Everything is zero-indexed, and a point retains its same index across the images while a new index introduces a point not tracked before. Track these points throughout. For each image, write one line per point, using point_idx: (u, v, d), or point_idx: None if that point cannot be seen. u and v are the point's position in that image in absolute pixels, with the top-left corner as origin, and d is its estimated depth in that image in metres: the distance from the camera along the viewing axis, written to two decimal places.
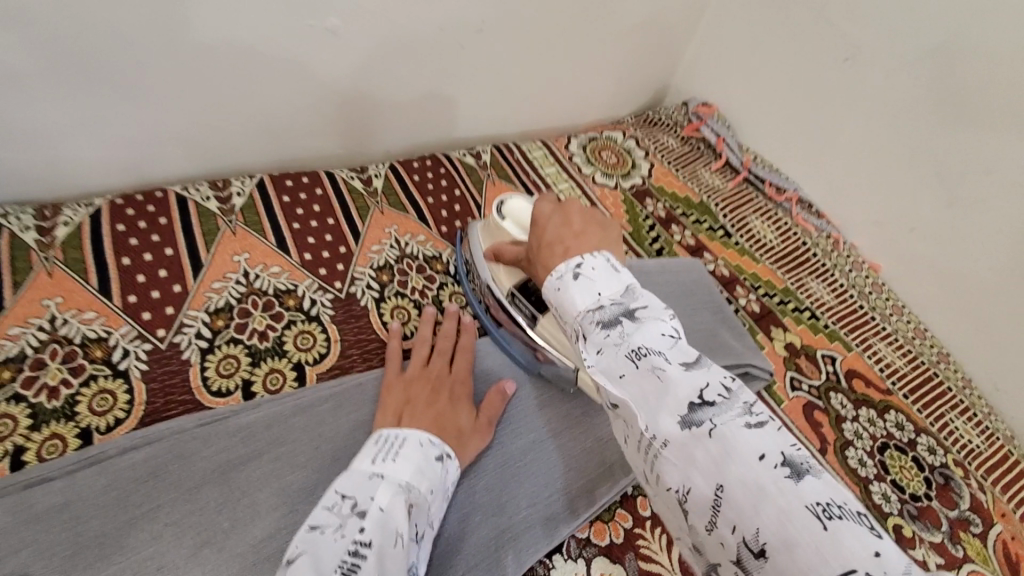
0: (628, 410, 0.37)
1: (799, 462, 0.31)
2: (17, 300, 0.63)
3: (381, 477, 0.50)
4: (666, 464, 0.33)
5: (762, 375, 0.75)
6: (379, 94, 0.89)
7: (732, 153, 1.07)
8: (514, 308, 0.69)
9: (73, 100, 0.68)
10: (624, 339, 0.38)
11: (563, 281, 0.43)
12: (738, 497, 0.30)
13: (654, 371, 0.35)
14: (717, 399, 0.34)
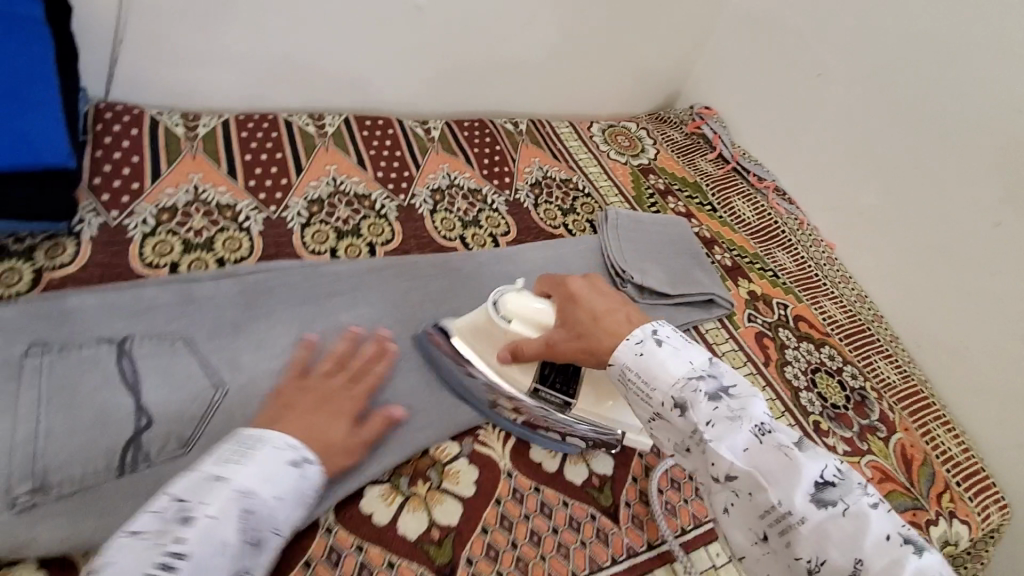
0: (754, 482, 0.50)
1: (912, 539, 0.47)
2: (170, 171, 0.84)
3: (220, 482, 0.49)
4: (805, 536, 0.48)
5: (723, 306, 0.94)
6: (446, 64, 1.12)
7: (725, 147, 1.29)
8: (540, 401, 0.69)
9: (225, 35, 0.92)
10: (740, 416, 0.52)
11: (655, 351, 0.56)
12: (876, 567, 0.45)
13: (779, 450, 0.50)
14: (835, 481, 0.49)
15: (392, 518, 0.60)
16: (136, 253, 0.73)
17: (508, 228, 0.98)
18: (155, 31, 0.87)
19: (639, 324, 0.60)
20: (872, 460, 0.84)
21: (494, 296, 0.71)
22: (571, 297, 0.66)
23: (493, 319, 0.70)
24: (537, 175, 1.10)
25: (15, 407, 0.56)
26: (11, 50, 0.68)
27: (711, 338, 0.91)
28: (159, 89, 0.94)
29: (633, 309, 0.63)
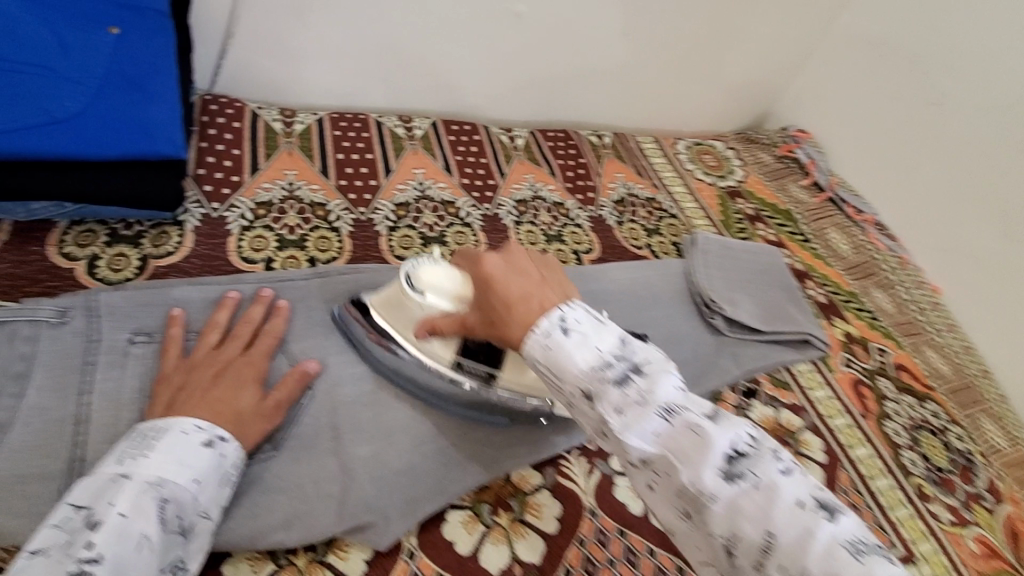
0: (665, 463, 0.41)
1: (828, 503, 0.38)
2: (268, 166, 0.85)
3: (127, 478, 0.44)
4: (714, 514, 0.38)
5: (819, 347, 0.89)
6: (535, 73, 1.11)
7: (821, 174, 1.21)
8: (464, 373, 0.63)
9: (327, 35, 0.93)
10: (646, 398, 0.42)
11: (554, 337, 0.45)
12: (786, 541, 0.36)
13: (687, 425, 0.40)
14: (747, 450, 0.40)
15: (474, 548, 0.58)
16: (234, 246, 0.75)
17: (591, 246, 0.95)
18: (262, 27, 0.89)
19: (548, 305, 0.47)
20: (978, 533, 0.76)
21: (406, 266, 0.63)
22: (478, 274, 0.51)
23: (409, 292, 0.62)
24: (621, 192, 1.06)
25: (118, 393, 0.55)
26: (138, 43, 0.70)
27: (804, 381, 0.86)
28: (259, 83, 0.96)
29: (547, 286, 0.49)
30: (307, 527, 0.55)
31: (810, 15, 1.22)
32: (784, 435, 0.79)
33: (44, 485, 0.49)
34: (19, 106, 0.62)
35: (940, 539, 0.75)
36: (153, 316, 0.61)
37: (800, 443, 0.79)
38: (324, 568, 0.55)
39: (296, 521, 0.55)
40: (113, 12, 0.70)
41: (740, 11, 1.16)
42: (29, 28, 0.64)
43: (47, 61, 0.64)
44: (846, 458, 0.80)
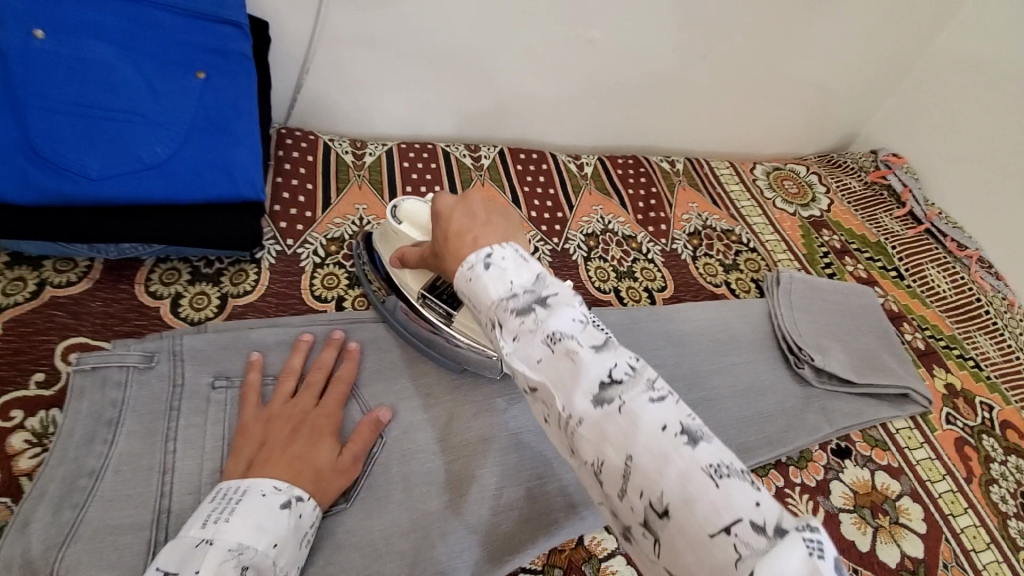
0: (546, 391, 0.38)
1: (692, 429, 0.33)
2: (339, 201, 0.86)
3: (210, 543, 0.44)
4: (582, 440, 0.35)
5: (919, 403, 0.80)
6: (606, 100, 1.07)
7: (917, 203, 1.12)
8: (427, 309, 0.67)
9: (399, 68, 0.93)
10: (539, 327, 0.38)
11: (475, 270, 0.43)
12: (644, 464, 0.33)
13: (568, 352, 0.37)
14: (623, 378, 0.36)
15: None
16: (308, 286, 0.75)
17: (665, 284, 0.90)
18: (338, 61, 0.90)
19: (485, 242, 0.45)
20: None
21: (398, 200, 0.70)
22: (434, 216, 0.51)
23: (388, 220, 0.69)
24: (695, 225, 1.00)
25: (202, 441, 0.56)
26: (223, 85, 0.71)
27: (902, 441, 0.78)
28: (331, 114, 0.97)
29: (495, 227, 0.47)
30: None
31: (911, 29, 1.11)
32: (881, 503, 0.71)
33: (130, 536, 0.50)
34: (116, 154, 0.64)
35: None
36: (234, 361, 0.63)
37: (898, 511, 0.71)
38: None
39: None
40: (200, 56, 0.71)
41: (833, 27, 1.08)
42: (124, 74, 0.66)
43: (140, 107, 0.66)
44: (949, 528, 0.71)
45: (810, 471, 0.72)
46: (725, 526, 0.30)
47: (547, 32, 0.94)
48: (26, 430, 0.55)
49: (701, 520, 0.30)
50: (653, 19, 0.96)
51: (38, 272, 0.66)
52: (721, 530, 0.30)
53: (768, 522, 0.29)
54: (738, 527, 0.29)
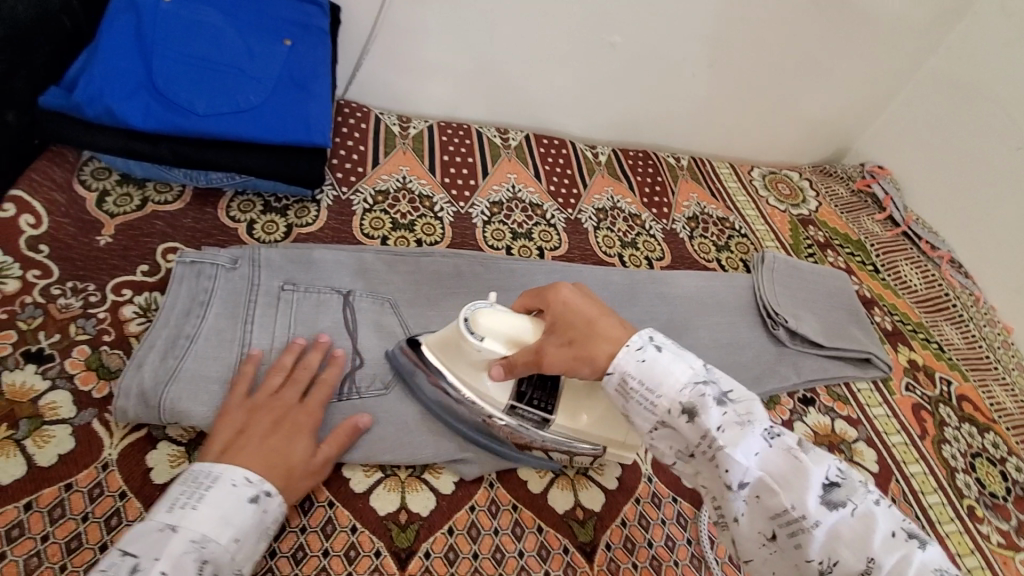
0: (766, 486, 0.46)
1: (913, 533, 0.43)
2: (385, 161, 0.99)
3: (174, 530, 0.48)
4: (816, 540, 0.44)
5: (880, 367, 0.94)
6: (621, 99, 1.21)
7: (896, 209, 1.26)
8: (515, 417, 0.63)
9: (443, 55, 1.08)
10: (746, 420, 0.47)
11: (647, 353, 0.51)
12: (887, 566, 0.42)
13: (786, 451, 0.46)
14: (840, 482, 0.45)
15: (544, 489, 0.67)
16: (357, 224, 0.88)
17: (664, 255, 1.03)
18: (394, 45, 1.05)
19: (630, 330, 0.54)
20: None
21: (471, 309, 0.61)
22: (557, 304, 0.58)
23: (467, 336, 0.60)
24: (694, 210, 1.13)
25: (274, 329, 0.68)
26: (305, 53, 0.85)
27: (863, 399, 0.90)
28: (382, 92, 1.11)
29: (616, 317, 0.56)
30: (410, 451, 0.65)
31: (898, 56, 1.25)
32: (839, 443, 0.84)
33: (220, 388, 0.62)
34: (216, 96, 0.77)
35: (989, 559, 0.78)
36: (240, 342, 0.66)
37: (854, 452, 0.83)
38: (421, 482, 0.64)
39: (400, 444, 0.65)
40: (288, 29, 0.85)
41: (828, 49, 1.21)
42: (229, 37, 0.80)
43: (239, 63, 0.80)
44: (899, 471, 0.84)
45: (778, 412, 0.84)
46: None
47: (572, 36, 1.09)
48: (134, 304, 0.68)
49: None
50: (667, 27, 1.10)
51: (141, 191, 0.79)
52: None
53: None
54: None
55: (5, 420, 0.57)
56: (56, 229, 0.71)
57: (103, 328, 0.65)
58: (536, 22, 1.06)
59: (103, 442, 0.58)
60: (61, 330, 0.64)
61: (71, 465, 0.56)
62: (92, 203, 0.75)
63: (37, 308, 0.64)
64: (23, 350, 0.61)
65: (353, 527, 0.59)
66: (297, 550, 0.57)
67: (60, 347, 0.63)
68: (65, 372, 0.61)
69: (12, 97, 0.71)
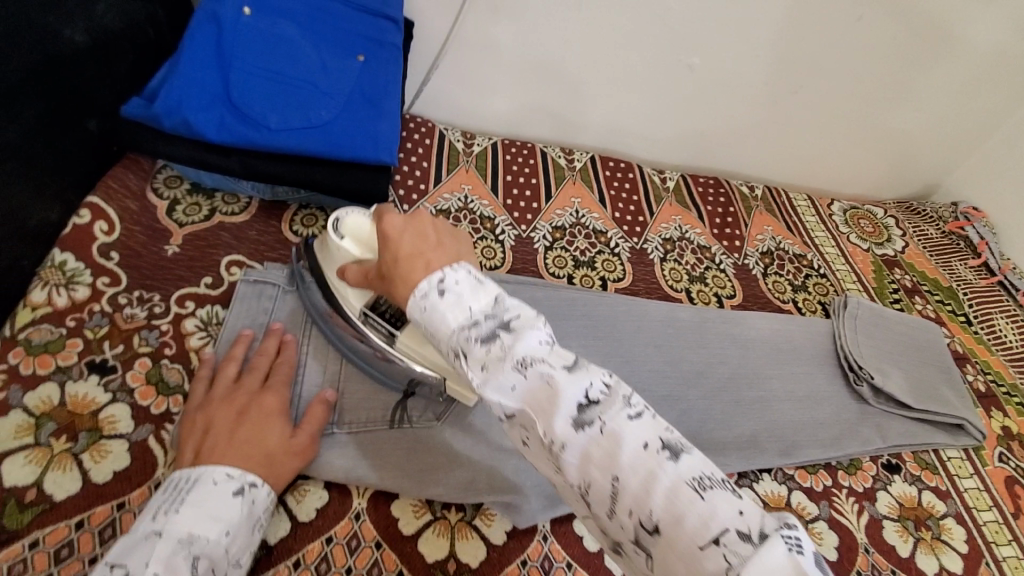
0: (526, 417, 0.38)
1: (672, 444, 0.35)
2: (448, 179, 0.97)
3: (159, 534, 0.46)
4: (568, 462, 0.36)
5: (973, 435, 0.84)
6: (694, 123, 1.16)
7: (992, 255, 1.15)
8: (368, 327, 0.62)
9: (513, 72, 1.05)
10: (507, 352, 0.39)
11: (430, 297, 0.44)
12: (631, 483, 0.33)
13: (541, 377, 0.38)
14: (600, 398, 0.37)
15: (600, 547, 0.62)
16: None
17: (734, 293, 0.96)
18: (464, 61, 1.03)
19: (434, 264, 0.46)
20: None
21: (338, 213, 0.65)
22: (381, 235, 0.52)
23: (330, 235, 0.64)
24: (769, 245, 1.06)
25: (328, 350, 0.67)
26: (378, 69, 0.84)
27: (952, 468, 0.81)
28: (448, 107, 1.10)
29: (444, 246, 0.49)
30: (462, 490, 0.61)
31: (1008, 90, 1.13)
32: (925, 518, 0.75)
33: None
34: (288, 111, 0.76)
35: None
36: (225, 336, 0.65)
37: (941, 529, 0.75)
38: (472, 529, 0.60)
39: (452, 482, 0.61)
40: (364, 45, 0.84)
41: (928, 79, 1.12)
42: (306, 52, 0.80)
43: (312, 78, 0.79)
44: (990, 554, 0.74)
45: (859, 478, 0.77)
46: (715, 536, 0.31)
47: (648, 57, 1.04)
48: (196, 317, 0.68)
49: (688, 531, 0.31)
50: (751, 50, 1.04)
51: (210, 201, 0.79)
52: (710, 542, 0.31)
53: (753, 529, 0.31)
54: (726, 537, 0.30)
55: (65, 432, 0.56)
56: (127, 236, 0.72)
57: (165, 341, 0.65)
58: (611, 42, 1.01)
59: (157, 461, 0.57)
60: (125, 341, 0.64)
61: (124, 483, 0.55)
62: (163, 212, 0.76)
63: (104, 317, 0.65)
64: (88, 360, 0.61)
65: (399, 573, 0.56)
66: None
67: (123, 358, 0.62)
68: (125, 385, 0.61)
69: (96, 106, 0.72)
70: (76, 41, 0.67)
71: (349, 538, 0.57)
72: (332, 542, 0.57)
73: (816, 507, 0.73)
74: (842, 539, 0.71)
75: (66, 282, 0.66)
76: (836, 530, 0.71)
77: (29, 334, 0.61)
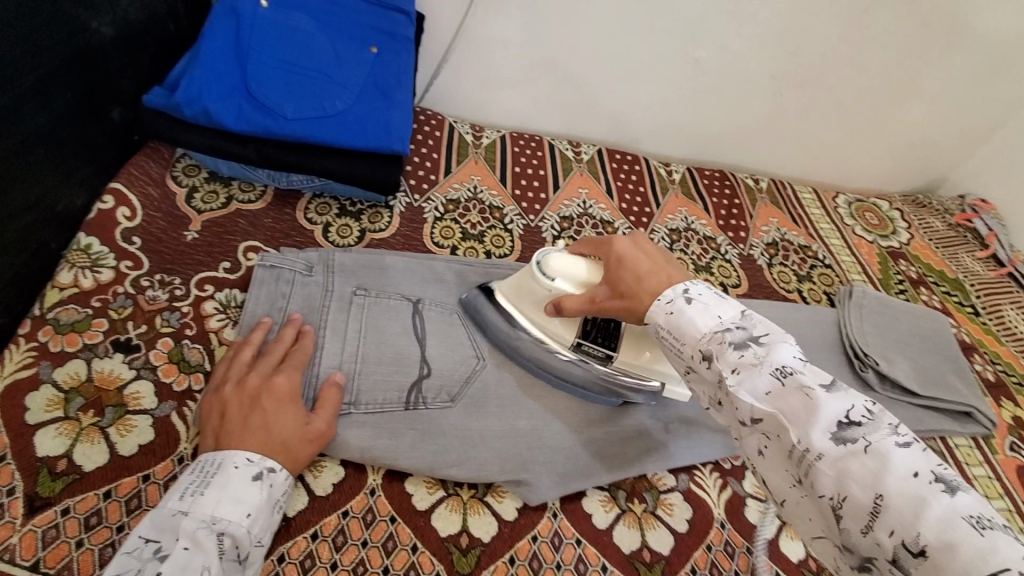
0: (776, 422, 0.43)
1: (948, 478, 0.37)
2: (458, 170, 0.99)
3: (186, 514, 0.49)
4: (822, 474, 0.40)
5: (981, 423, 0.85)
6: (700, 117, 1.17)
7: (1001, 247, 1.16)
8: (584, 354, 0.69)
9: (522, 65, 1.07)
10: (763, 361, 0.45)
11: (679, 307, 0.51)
12: (897, 506, 0.36)
13: (800, 387, 0.43)
14: (862, 420, 0.41)
15: (610, 525, 0.63)
16: (428, 232, 0.88)
17: (740, 283, 0.98)
18: (473, 54, 1.05)
19: (675, 282, 0.55)
20: None
21: (546, 252, 0.68)
22: (617, 258, 0.60)
23: (535, 274, 0.67)
24: (774, 236, 1.07)
25: (343, 332, 0.67)
26: (389, 60, 0.85)
27: (960, 456, 0.83)
28: (457, 101, 1.12)
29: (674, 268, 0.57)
30: (475, 468, 0.63)
31: (1014, 83, 1.14)
32: None
33: None
34: (305, 101, 0.78)
35: None
36: (244, 321, 0.67)
37: None
38: (484, 506, 0.62)
39: (466, 461, 0.63)
40: (375, 37, 0.86)
41: (933, 72, 1.12)
42: (320, 44, 0.82)
43: (326, 69, 0.81)
44: None
45: None
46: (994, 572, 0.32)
47: (657, 51, 1.05)
48: (215, 300, 0.70)
49: (964, 562, 0.33)
50: (757, 44, 1.05)
51: (227, 189, 0.81)
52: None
53: None
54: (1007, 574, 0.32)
55: (93, 407, 0.58)
56: (149, 222, 0.74)
57: (186, 322, 0.67)
58: (620, 36, 1.03)
59: (180, 436, 0.59)
60: (148, 322, 0.66)
61: (149, 456, 0.57)
62: (182, 199, 0.78)
63: (128, 298, 0.67)
64: (113, 339, 0.63)
65: (414, 546, 0.58)
66: (358, 564, 0.56)
67: (147, 338, 0.64)
68: (149, 363, 0.63)
69: (119, 95, 0.74)
70: (102, 32, 0.68)
71: (365, 513, 0.59)
72: (349, 516, 0.58)
73: None
74: None
75: (91, 265, 0.68)
76: None
77: (57, 314, 0.63)
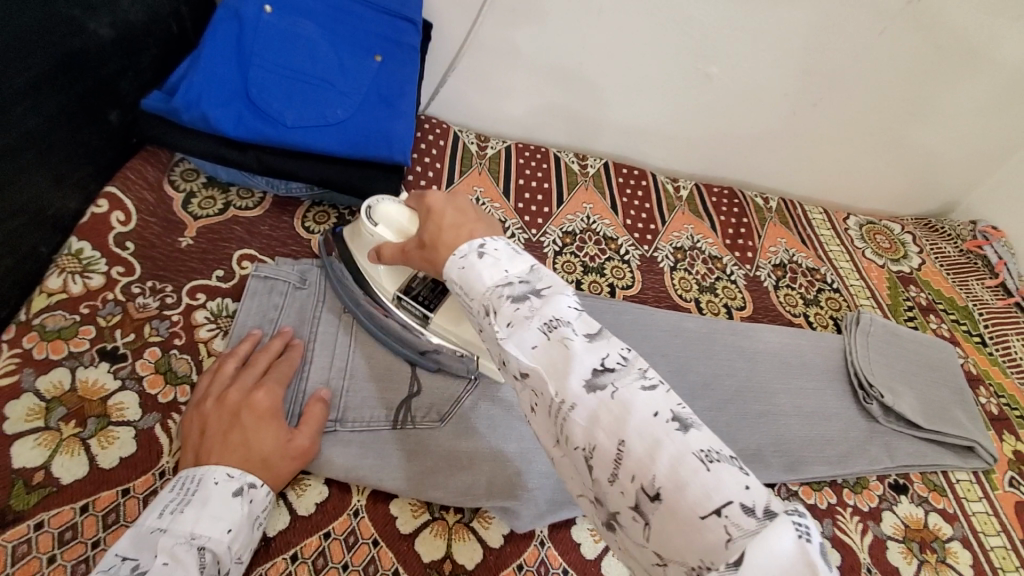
0: (539, 377, 0.38)
1: (683, 416, 0.34)
2: (461, 181, 0.97)
3: (164, 531, 0.47)
4: (575, 426, 0.35)
5: (984, 458, 0.82)
6: (710, 132, 1.15)
7: (1010, 276, 1.13)
8: (402, 309, 0.65)
9: (531, 76, 1.06)
10: (535, 314, 0.39)
11: (469, 261, 0.45)
12: (637, 450, 0.33)
13: (561, 339, 0.38)
14: (616, 366, 0.36)
15: (597, 556, 0.62)
16: None
17: (744, 305, 0.95)
18: (481, 64, 1.04)
19: (476, 236, 0.48)
20: None
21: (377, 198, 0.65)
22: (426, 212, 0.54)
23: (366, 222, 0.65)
24: (782, 257, 1.05)
25: (333, 347, 0.67)
26: (394, 69, 0.84)
27: (959, 490, 0.80)
28: (465, 110, 1.11)
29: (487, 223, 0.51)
30: (461, 492, 0.61)
31: None
32: (931, 541, 0.74)
33: None
34: (306, 109, 0.77)
35: None
36: (234, 333, 0.66)
37: (947, 552, 0.73)
38: (469, 532, 0.60)
39: (451, 484, 0.61)
40: (381, 45, 0.84)
41: (951, 95, 1.10)
42: (324, 51, 0.81)
43: (329, 77, 0.80)
44: None
45: (864, 497, 0.76)
46: (717, 507, 0.30)
47: (668, 66, 1.04)
48: (206, 309, 0.69)
49: (692, 503, 0.31)
50: (771, 62, 1.03)
51: (225, 195, 0.81)
52: (711, 512, 0.30)
53: (757, 503, 0.30)
54: (729, 509, 0.30)
55: (75, 417, 0.57)
56: (142, 227, 0.73)
57: (174, 331, 0.66)
58: (630, 50, 1.01)
59: (161, 450, 0.58)
60: (136, 330, 0.65)
61: (129, 470, 0.56)
62: (179, 204, 0.77)
63: (117, 305, 0.66)
64: (100, 347, 0.63)
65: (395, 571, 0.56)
66: None
67: (134, 347, 0.64)
68: (135, 373, 0.62)
69: (118, 98, 0.73)
70: (100, 34, 0.68)
71: (347, 535, 0.58)
72: (331, 538, 0.57)
73: (820, 524, 0.72)
74: (844, 558, 0.69)
75: (82, 270, 0.67)
76: (840, 551, 0.69)
77: (44, 320, 0.62)
